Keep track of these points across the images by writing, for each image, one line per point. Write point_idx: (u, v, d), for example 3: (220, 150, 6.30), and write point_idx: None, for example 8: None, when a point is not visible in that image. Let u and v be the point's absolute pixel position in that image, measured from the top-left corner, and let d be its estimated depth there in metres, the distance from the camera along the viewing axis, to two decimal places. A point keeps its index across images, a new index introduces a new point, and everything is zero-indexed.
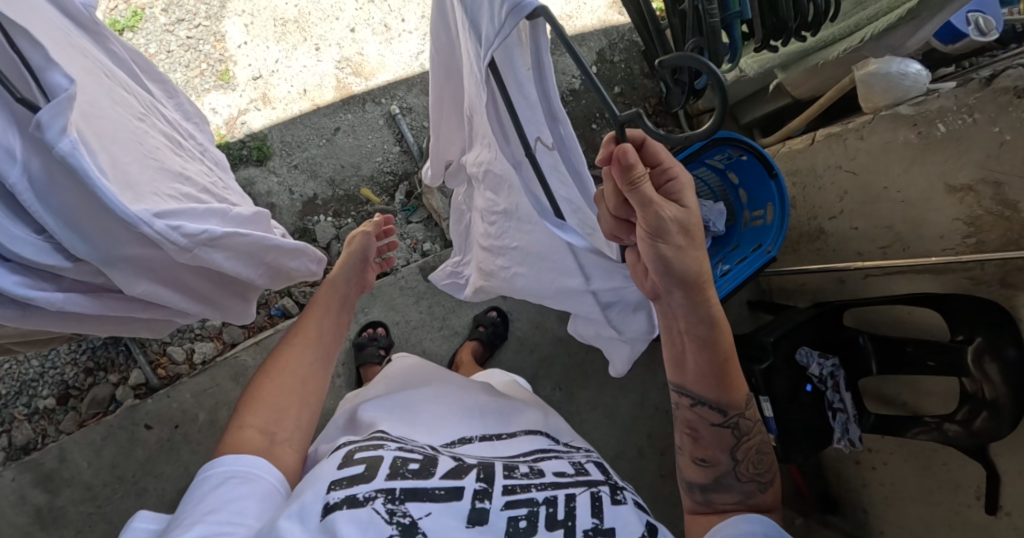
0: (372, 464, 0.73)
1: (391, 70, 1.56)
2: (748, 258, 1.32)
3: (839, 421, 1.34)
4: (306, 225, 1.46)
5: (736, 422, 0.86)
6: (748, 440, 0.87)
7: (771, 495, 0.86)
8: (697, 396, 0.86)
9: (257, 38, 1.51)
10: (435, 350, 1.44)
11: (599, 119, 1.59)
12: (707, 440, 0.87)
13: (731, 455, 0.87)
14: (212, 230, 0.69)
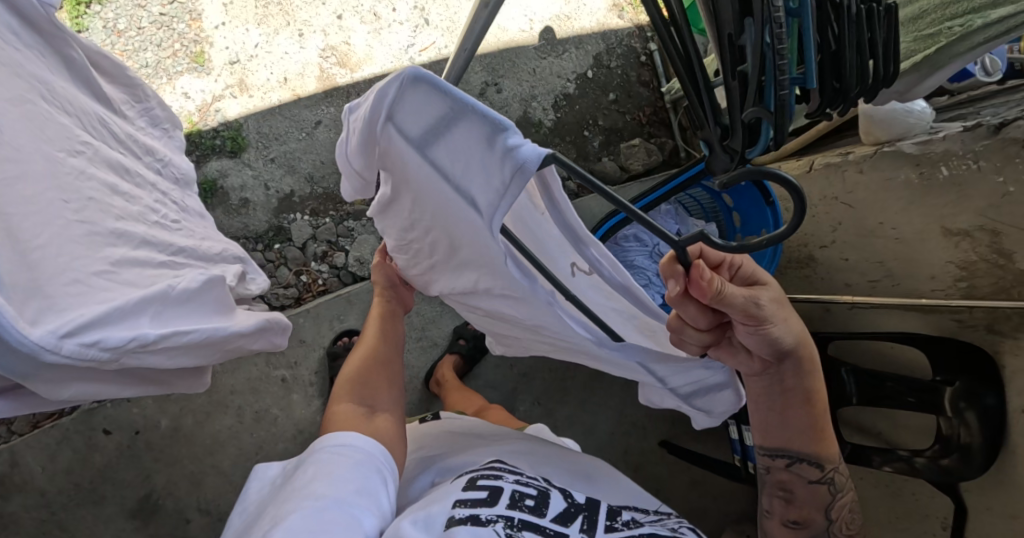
0: (494, 492, 0.76)
1: (378, 62, 1.48)
2: None
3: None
4: (282, 223, 1.40)
5: (832, 478, 0.89)
6: (843, 498, 0.90)
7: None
8: (793, 459, 0.88)
9: (235, 19, 1.41)
10: (411, 360, 1.41)
11: (592, 126, 1.53)
12: (802, 497, 0.90)
13: (824, 516, 0.91)
14: (140, 336, 0.66)
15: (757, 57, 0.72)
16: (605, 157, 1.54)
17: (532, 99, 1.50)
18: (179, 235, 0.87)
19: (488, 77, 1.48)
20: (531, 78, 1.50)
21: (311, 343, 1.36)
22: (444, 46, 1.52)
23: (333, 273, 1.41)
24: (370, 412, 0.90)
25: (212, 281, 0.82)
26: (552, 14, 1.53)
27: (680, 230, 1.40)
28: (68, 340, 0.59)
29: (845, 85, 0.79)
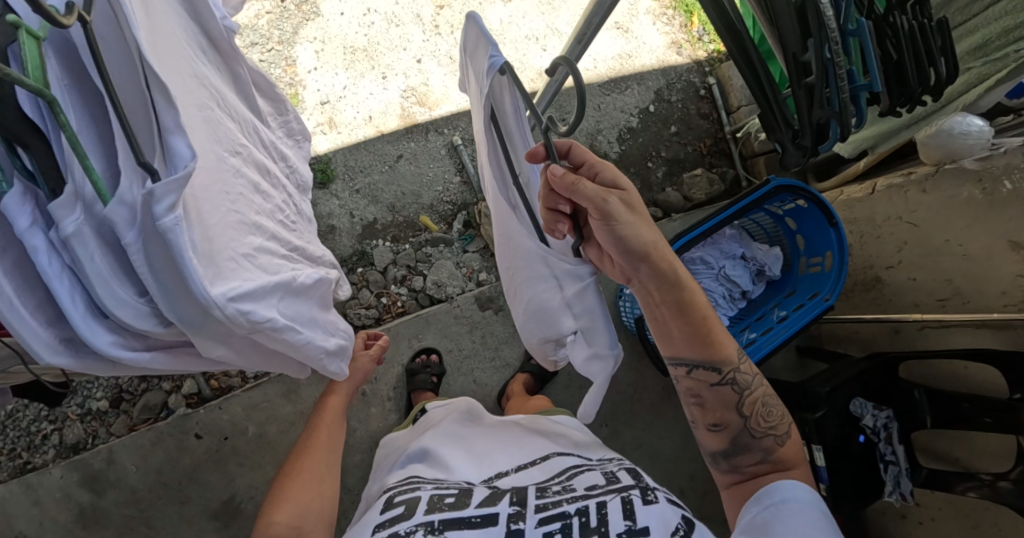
0: (410, 505, 0.82)
1: (454, 101, 1.61)
2: (805, 305, 1.34)
3: (891, 474, 1.33)
4: (365, 248, 1.50)
5: (731, 378, 0.90)
6: (752, 394, 0.91)
7: (792, 446, 0.91)
8: (691, 362, 0.91)
9: (327, 63, 1.56)
10: (483, 378, 1.47)
11: (655, 158, 1.61)
12: (712, 402, 0.92)
13: (739, 414, 0.92)
14: (276, 320, 0.61)
15: (823, 69, 0.82)
16: (668, 187, 1.60)
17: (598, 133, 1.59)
18: (295, 236, 0.92)
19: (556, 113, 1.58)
20: (596, 114, 1.58)
21: (389, 359, 1.43)
22: None
23: (411, 296, 1.49)
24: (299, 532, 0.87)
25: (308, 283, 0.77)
26: (614, 54, 1.62)
27: (743, 253, 1.45)
28: (234, 302, 0.56)
29: (909, 89, 0.90)
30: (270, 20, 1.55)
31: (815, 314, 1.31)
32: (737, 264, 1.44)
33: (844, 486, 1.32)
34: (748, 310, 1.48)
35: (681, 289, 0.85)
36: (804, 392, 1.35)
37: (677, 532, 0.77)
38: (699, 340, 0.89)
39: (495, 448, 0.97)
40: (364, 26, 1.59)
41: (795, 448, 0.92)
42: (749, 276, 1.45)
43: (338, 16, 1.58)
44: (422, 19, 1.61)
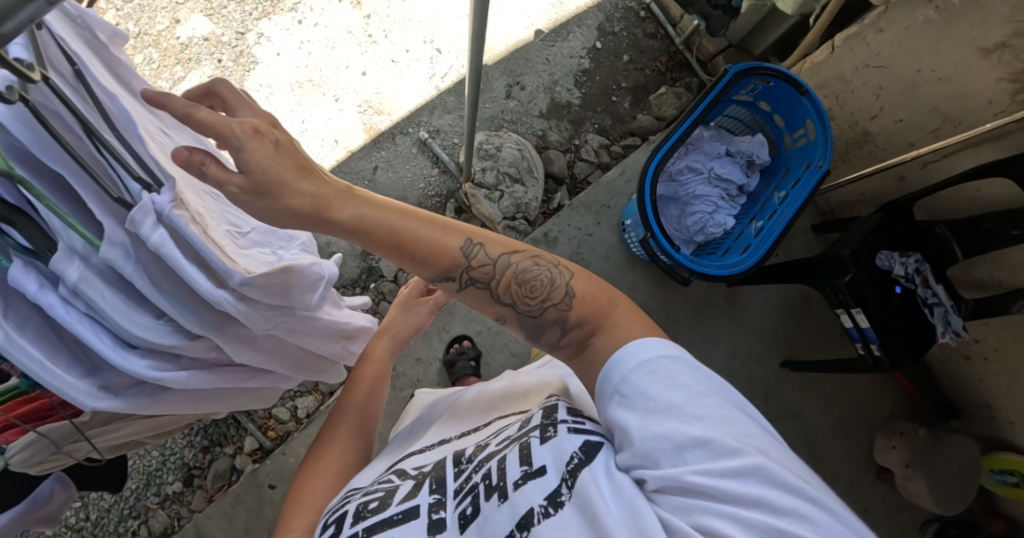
0: (339, 521, 0.74)
1: (409, 100, 1.62)
2: (802, 179, 1.36)
3: (940, 315, 1.33)
4: (370, 263, 1.52)
5: (474, 248, 0.73)
6: (479, 270, 0.73)
7: (579, 301, 0.72)
8: (435, 279, 0.75)
9: (280, 105, 1.58)
10: (520, 348, 1.48)
11: (617, 91, 1.68)
12: (474, 297, 0.76)
13: (502, 300, 0.75)
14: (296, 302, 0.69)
15: None
16: (639, 113, 1.68)
17: (555, 85, 1.66)
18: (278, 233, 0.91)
19: (509, 79, 1.65)
20: (547, 67, 1.66)
21: (427, 358, 1.45)
22: (460, 67, 1.65)
23: None
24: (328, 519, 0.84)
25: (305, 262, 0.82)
26: (548, 6, 1.69)
27: (728, 150, 1.46)
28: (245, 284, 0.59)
29: None
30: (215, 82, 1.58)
31: (810, 183, 1.33)
32: (726, 161, 1.45)
33: (896, 340, 1.32)
34: (750, 203, 1.48)
35: (367, 235, 0.68)
36: (828, 263, 1.34)
37: (572, 462, 0.64)
38: (407, 257, 0.71)
39: (457, 432, 0.88)
40: (304, 59, 1.61)
41: (587, 297, 0.72)
42: (740, 170, 1.46)
43: (275, 58, 1.60)
44: (354, 33, 1.63)
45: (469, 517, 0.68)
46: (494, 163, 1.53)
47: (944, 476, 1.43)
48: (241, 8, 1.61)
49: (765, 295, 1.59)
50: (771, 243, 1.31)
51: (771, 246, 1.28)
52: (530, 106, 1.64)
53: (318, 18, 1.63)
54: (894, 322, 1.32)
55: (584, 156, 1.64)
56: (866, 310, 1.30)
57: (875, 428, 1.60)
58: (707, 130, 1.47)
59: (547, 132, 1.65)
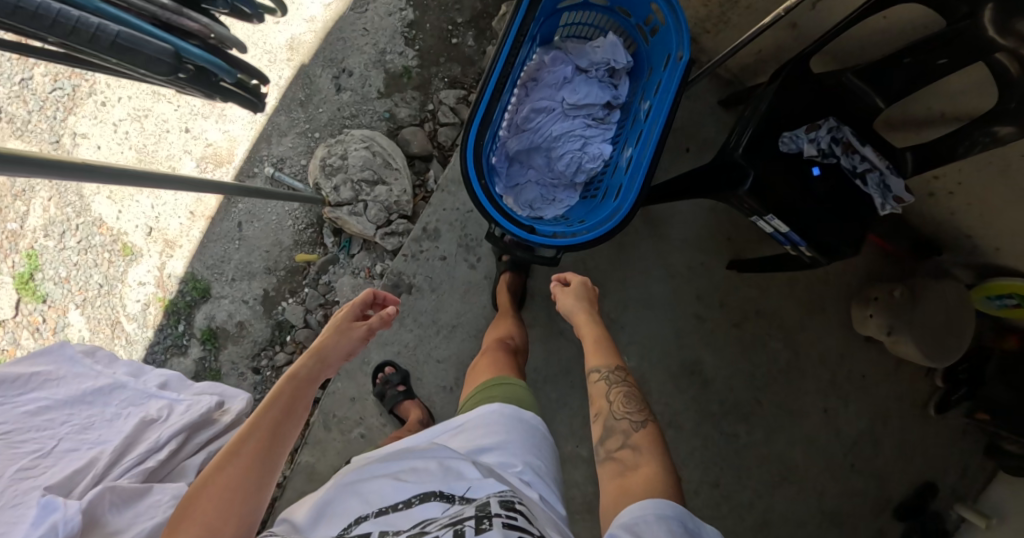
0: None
1: (242, 139, 1.47)
2: (665, 78, 1.12)
3: (874, 184, 1.06)
4: (278, 318, 1.50)
5: (607, 374, 1.06)
6: (615, 389, 1.03)
7: (644, 434, 0.96)
8: (603, 369, 1.07)
9: (123, 200, 1.49)
10: (445, 353, 1.40)
11: (455, 31, 1.50)
12: (596, 395, 1.05)
13: (609, 407, 1.01)
14: None
15: None
16: (486, 46, 1.49)
17: (384, 55, 1.48)
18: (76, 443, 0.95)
19: (333, 70, 1.47)
20: (367, 39, 1.47)
21: (362, 395, 1.43)
22: (278, 79, 1.47)
23: None
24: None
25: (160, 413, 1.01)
26: None
27: (581, 67, 1.24)
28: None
29: None
30: (57, 203, 1.50)
31: (676, 77, 1.09)
32: (581, 82, 1.23)
33: (830, 230, 1.08)
34: (623, 118, 1.27)
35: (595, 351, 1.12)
36: (723, 172, 1.08)
37: None
38: (592, 350, 1.12)
39: (379, 480, 0.83)
40: (124, 142, 1.47)
41: (649, 432, 0.97)
42: (599, 87, 1.24)
43: (98, 152, 1.48)
44: (160, 92, 1.47)
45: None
46: (346, 175, 1.39)
47: (928, 331, 1.32)
48: (44, 116, 1.49)
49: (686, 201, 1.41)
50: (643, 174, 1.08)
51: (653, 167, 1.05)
52: (367, 90, 1.47)
53: (117, 91, 1.48)
54: (818, 209, 1.07)
55: (443, 121, 1.47)
56: (780, 214, 1.06)
57: (854, 291, 1.45)
58: (548, 55, 1.24)
59: (394, 110, 1.47)
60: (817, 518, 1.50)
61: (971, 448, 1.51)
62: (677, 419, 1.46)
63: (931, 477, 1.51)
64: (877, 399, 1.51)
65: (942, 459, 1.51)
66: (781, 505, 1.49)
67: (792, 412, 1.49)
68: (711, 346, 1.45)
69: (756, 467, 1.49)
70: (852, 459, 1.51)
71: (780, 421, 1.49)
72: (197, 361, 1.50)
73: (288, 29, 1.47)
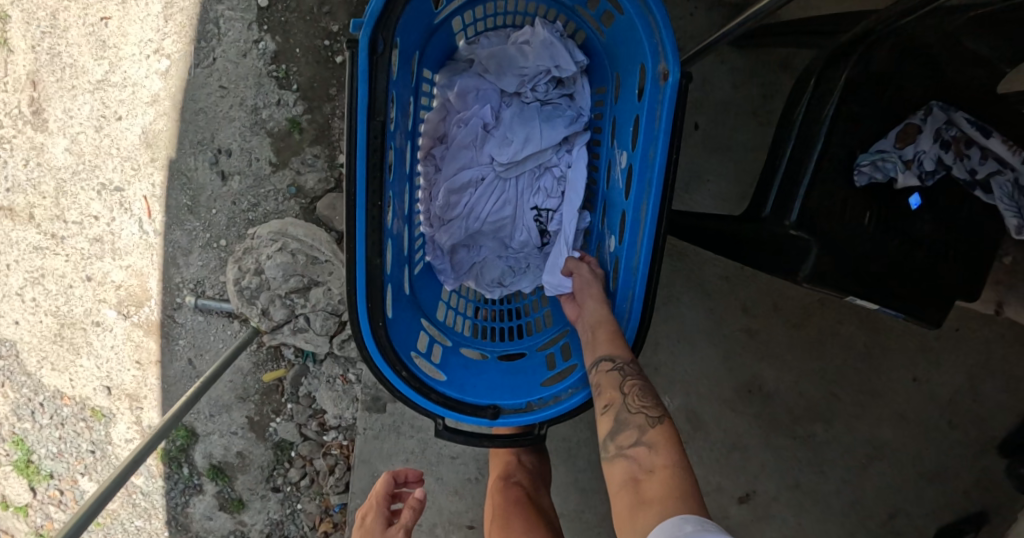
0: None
1: (147, 269, 1.22)
2: (640, 120, 0.77)
3: (1003, 192, 0.73)
4: (273, 439, 1.34)
5: (623, 366, 0.71)
6: (628, 373, 0.71)
7: (664, 429, 0.68)
8: (611, 350, 0.73)
9: (67, 368, 1.33)
10: (458, 448, 1.20)
11: (335, 46, 1.12)
12: (602, 379, 0.72)
13: (620, 390, 0.70)
14: None
15: None
16: None
17: (258, 112, 1.13)
18: None
19: (207, 155, 1.15)
20: (230, 99, 1.13)
21: None
22: (151, 187, 1.18)
23: (342, 431, 1.32)
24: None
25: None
26: (165, 11, 1.11)
27: (508, 91, 0.93)
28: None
29: None
30: (12, 388, 1.37)
31: (659, 122, 0.73)
32: (514, 122, 0.92)
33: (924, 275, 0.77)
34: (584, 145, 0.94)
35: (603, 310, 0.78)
36: (771, 244, 0.76)
37: None
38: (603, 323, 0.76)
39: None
40: (37, 309, 1.29)
41: (675, 435, 0.67)
42: (544, 115, 0.92)
43: (18, 326, 1.31)
44: (41, 246, 1.23)
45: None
46: (270, 291, 1.12)
47: None
48: None
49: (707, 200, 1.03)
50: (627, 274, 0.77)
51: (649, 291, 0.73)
52: (257, 166, 1.15)
53: (1, 259, 1.26)
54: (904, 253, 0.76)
55: None
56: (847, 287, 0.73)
57: None
58: (454, 86, 0.91)
59: (299, 180, 1.15)
60: (913, 480, 1.21)
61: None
62: (741, 443, 1.19)
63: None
64: (978, 347, 1.18)
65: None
66: (879, 487, 1.21)
67: (877, 391, 1.20)
68: (773, 353, 1.14)
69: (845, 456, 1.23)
70: (948, 414, 1.19)
71: (866, 406, 1.20)
72: (216, 494, 1.41)
73: (137, 123, 1.15)
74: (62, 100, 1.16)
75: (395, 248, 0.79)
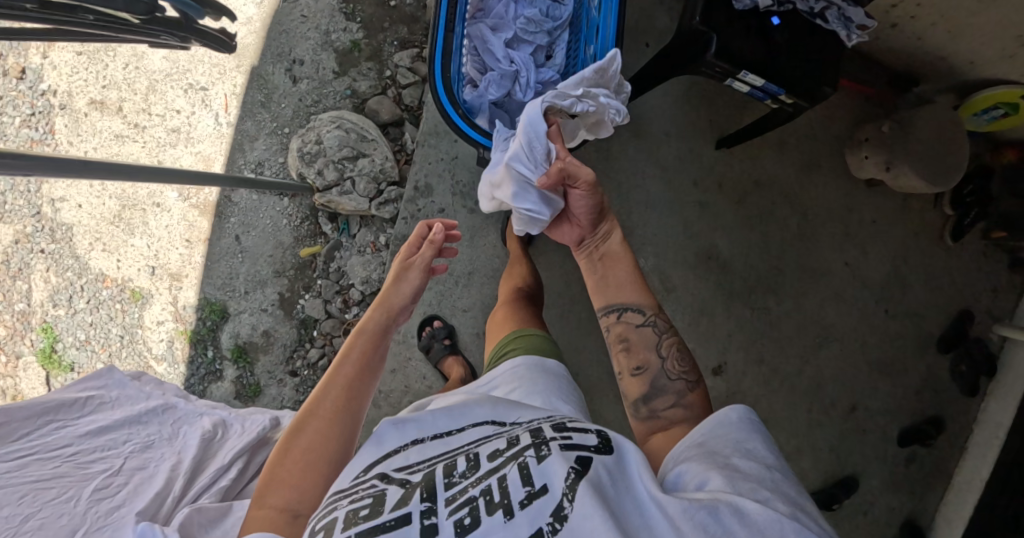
0: (329, 528, 0.64)
1: (214, 154, 1.47)
2: None
3: (836, 18, 1.04)
4: (299, 316, 1.50)
5: (654, 320, 0.94)
6: (666, 339, 0.92)
7: (699, 395, 0.88)
8: (649, 317, 0.94)
9: (118, 248, 1.49)
10: (470, 301, 1.42)
11: None
12: (637, 341, 0.93)
13: (658, 353, 0.91)
14: None
15: None
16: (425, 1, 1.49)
17: (328, 34, 1.47)
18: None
19: (285, 63, 1.47)
20: (309, 24, 1.47)
21: (400, 367, 1.41)
22: (232, 87, 1.47)
23: (363, 307, 1.49)
24: (293, 517, 0.71)
25: (217, 426, 0.98)
26: None
27: None
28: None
29: None
30: (56, 273, 1.49)
31: None
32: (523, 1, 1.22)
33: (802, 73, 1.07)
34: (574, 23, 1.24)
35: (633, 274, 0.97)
36: (690, 37, 1.08)
37: (570, 477, 0.63)
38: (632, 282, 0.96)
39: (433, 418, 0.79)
40: (103, 192, 1.48)
41: (704, 396, 0.89)
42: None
43: (81, 209, 1.48)
44: (123, 134, 1.46)
45: (470, 528, 0.62)
46: (325, 157, 1.39)
47: (926, 156, 1.23)
48: (18, 192, 1.49)
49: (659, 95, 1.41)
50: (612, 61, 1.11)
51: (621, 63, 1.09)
52: (323, 73, 1.47)
53: (79, 146, 1.46)
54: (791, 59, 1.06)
55: (403, 82, 1.47)
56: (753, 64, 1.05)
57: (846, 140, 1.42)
58: None
59: (354, 85, 1.47)
60: (868, 374, 1.42)
61: (997, 269, 1.40)
62: (708, 311, 1.41)
63: (965, 304, 1.41)
64: None
65: (974, 285, 1.41)
66: (836, 373, 1.41)
67: (816, 272, 1.41)
68: (725, 232, 1.41)
69: (794, 335, 1.41)
70: (885, 305, 1.41)
71: None
72: (234, 381, 1.50)
73: (230, 36, 1.47)
74: None
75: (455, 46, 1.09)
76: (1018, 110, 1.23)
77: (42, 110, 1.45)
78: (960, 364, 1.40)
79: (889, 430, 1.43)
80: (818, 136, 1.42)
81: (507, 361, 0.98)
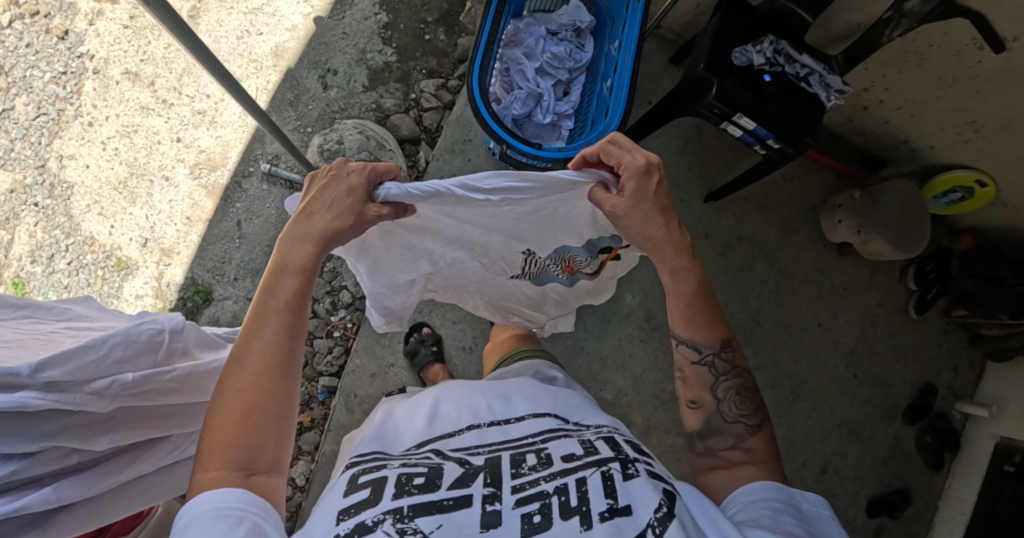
0: (377, 484, 0.64)
1: (234, 141, 1.52)
2: (627, 22, 1.27)
3: (818, 81, 1.25)
4: None
5: (712, 359, 0.85)
6: (728, 379, 0.85)
7: (763, 438, 0.82)
8: (710, 348, 0.85)
9: (115, 214, 1.48)
10: (461, 314, 1.44)
11: (427, 28, 1.60)
12: (694, 378, 0.86)
13: (716, 393, 0.85)
14: (64, 450, 0.66)
15: None
16: (458, 38, 1.60)
17: (364, 53, 1.57)
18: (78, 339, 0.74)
19: (319, 71, 1.56)
20: (347, 41, 1.57)
21: (382, 371, 1.39)
22: (265, 83, 1.55)
23: (350, 310, 1.48)
24: (246, 475, 0.65)
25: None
26: None
27: (552, 30, 1.36)
28: (39, 373, 0.61)
29: None
30: (44, 228, 1.47)
31: (635, 16, 1.25)
32: (551, 46, 1.35)
33: (790, 125, 1.24)
34: (594, 70, 1.39)
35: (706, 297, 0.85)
36: (696, 84, 1.26)
37: (660, 511, 0.63)
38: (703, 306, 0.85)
39: (474, 397, 0.80)
40: (114, 157, 1.50)
41: (768, 440, 0.82)
42: (570, 43, 1.36)
43: (86, 170, 1.50)
44: (149, 107, 1.51)
45: (538, 525, 0.62)
46: (344, 157, 1.44)
47: (892, 225, 1.42)
48: (27, 142, 1.51)
49: (657, 148, 1.54)
50: (626, 95, 1.22)
51: (631, 97, 1.20)
52: (353, 85, 1.56)
53: (104, 111, 1.52)
54: (782, 110, 1.24)
55: (426, 105, 1.55)
56: (747, 112, 1.22)
57: (820, 210, 1.58)
58: (520, 22, 1.35)
59: (380, 101, 1.56)
60: (838, 434, 1.52)
61: (956, 346, 1.59)
62: None
63: (928, 379, 1.57)
64: (863, 311, 1.58)
65: (936, 361, 1.58)
66: (805, 428, 1.51)
67: (789, 327, 1.54)
68: (709, 276, 1.53)
69: (768, 386, 1.51)
70: (854, 369, 1.55)
71: (782, 339, 1.54)
72: None
73: (272, 38, 1.57)
74: (218, 13, 1.57)
75: (485, 56, 1.20)
76: (973, 194, 1.44)
77: (75, 72, 1.53)
78: (926, 436, 1.54)
79: (858, 498, 1.50)
80: (796, 204, 1.58)
81: (514, 363, 1.00)
